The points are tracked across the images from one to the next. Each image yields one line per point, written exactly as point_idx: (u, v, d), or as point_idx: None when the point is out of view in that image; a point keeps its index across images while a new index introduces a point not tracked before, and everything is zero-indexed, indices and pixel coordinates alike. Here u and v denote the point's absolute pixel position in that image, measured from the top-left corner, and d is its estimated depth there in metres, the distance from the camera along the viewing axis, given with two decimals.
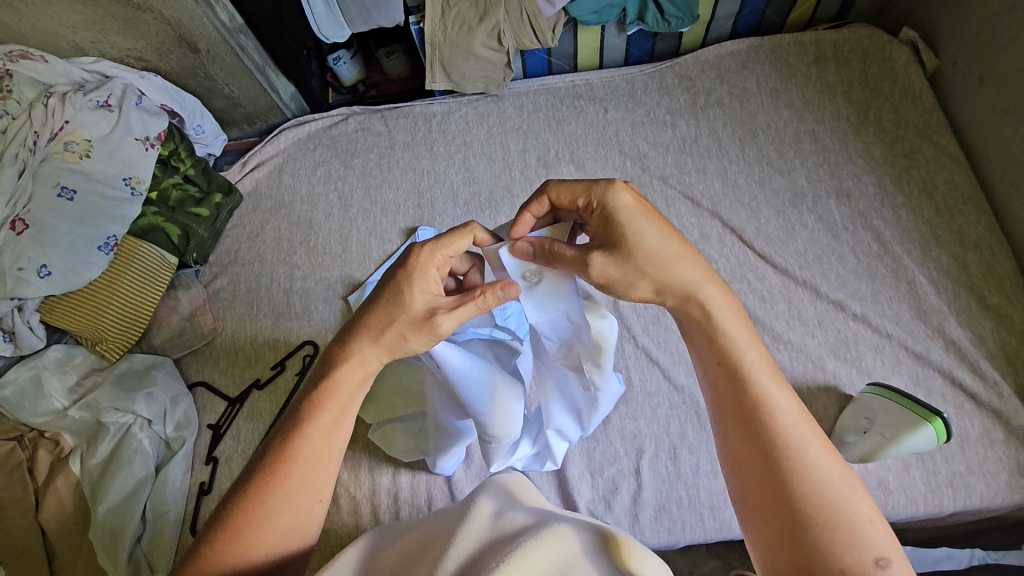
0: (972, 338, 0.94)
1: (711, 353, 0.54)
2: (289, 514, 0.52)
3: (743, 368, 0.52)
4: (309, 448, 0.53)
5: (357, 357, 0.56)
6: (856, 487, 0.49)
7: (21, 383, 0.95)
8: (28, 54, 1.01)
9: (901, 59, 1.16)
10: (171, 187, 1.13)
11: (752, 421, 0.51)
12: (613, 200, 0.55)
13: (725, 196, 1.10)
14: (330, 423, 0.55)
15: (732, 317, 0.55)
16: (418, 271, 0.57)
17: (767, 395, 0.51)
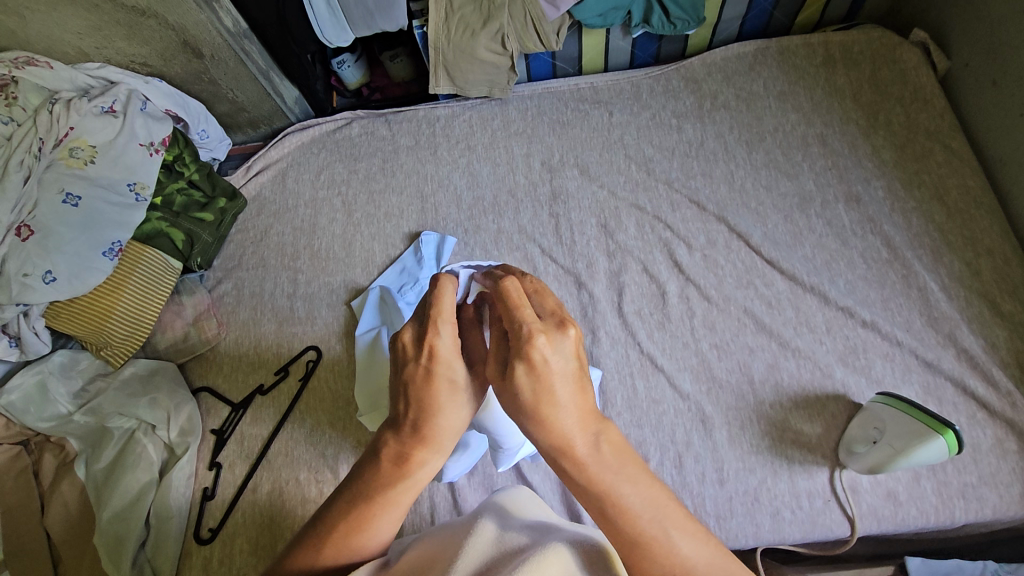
0: (984, 346, 0.92)
1: (587, 495, 0.47)
2: None
3: (620, 508, 0.46)
4: (369, 536, 0.51)
5: (428, 461, 0.51)
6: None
7: (27, 388, 0.96)
8: (34, 61, 1.02)
9: (912, 61, 1.14)
10: (175, 192, 1.13)
11: (641, 558, 0.46)
12: (517, 362, 0.46)
13: (731, 200, 1.09)
14: (396, 517, 0.52)
15: (603, 455, 0.47)
16: (450, 352, 0.50)
17: (651, 533, 0.46)
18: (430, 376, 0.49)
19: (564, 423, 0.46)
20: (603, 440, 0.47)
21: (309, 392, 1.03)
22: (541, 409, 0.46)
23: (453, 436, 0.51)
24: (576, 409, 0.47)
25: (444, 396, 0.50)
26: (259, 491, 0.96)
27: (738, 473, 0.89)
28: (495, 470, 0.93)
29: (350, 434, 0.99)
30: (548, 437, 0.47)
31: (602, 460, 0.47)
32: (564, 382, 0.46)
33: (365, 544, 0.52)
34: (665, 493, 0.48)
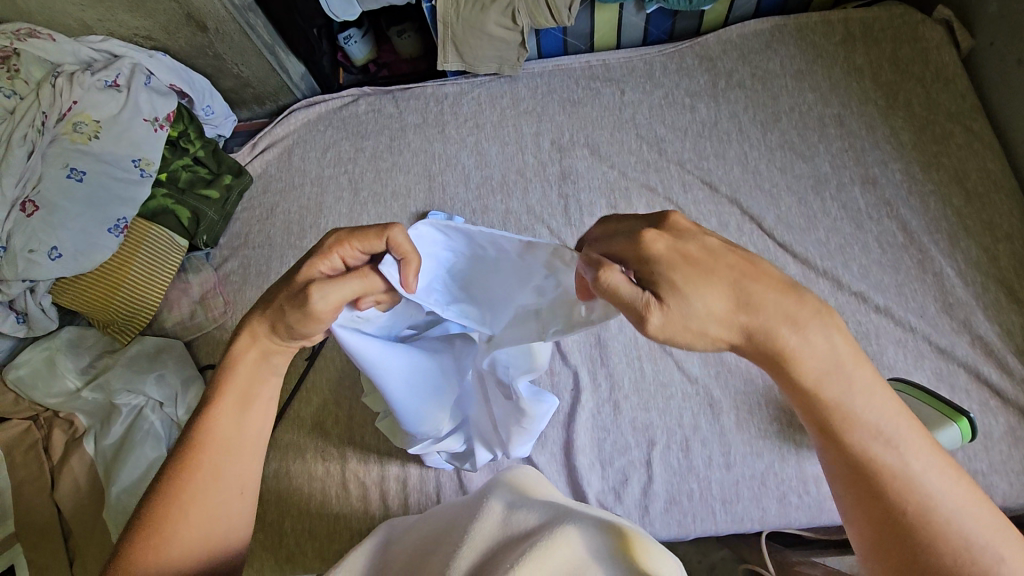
0: (1000, 333, 0.91)
1: (811, 411, 0.44)
2: (207, 495, 0.52)
3: (855, 426, 0.43)
4: (210, 434, 0.53)
5: (250, 337, 0.56)
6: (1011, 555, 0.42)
7: (35, 363, 0.97)
8: (36, 32, 1.00)
9: (934, 39, 1.11)
10: (180, 169, 1.12)
11: (864, 482, 0.44)
12: (658, 268, 0.44)
13: (745, 182, 1.07)
14: (234, 406, 0.54)
15: (850, 386, 0.43)
16: (319, 253, 0.55)
17: (903, 480, 0.43)
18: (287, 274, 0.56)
19: (799, 348, 0.42)
20: (835, 343, 0.42)
21: (316, 372, 1.03)
22: (756, 334, 0.42)
23: (248, 395, 0.55)
24: (791, 311, 0.42)
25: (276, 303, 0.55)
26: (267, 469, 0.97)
27: (745, 457, 0.89)
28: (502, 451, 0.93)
29: (356, 414, 0.99)
30: (730, 344, 0.43)
31: (840, 375, 0.42)
32: (743, 287, 0.42)
33: (210, 445, 0.53)
34: (928, 443, 0.44)
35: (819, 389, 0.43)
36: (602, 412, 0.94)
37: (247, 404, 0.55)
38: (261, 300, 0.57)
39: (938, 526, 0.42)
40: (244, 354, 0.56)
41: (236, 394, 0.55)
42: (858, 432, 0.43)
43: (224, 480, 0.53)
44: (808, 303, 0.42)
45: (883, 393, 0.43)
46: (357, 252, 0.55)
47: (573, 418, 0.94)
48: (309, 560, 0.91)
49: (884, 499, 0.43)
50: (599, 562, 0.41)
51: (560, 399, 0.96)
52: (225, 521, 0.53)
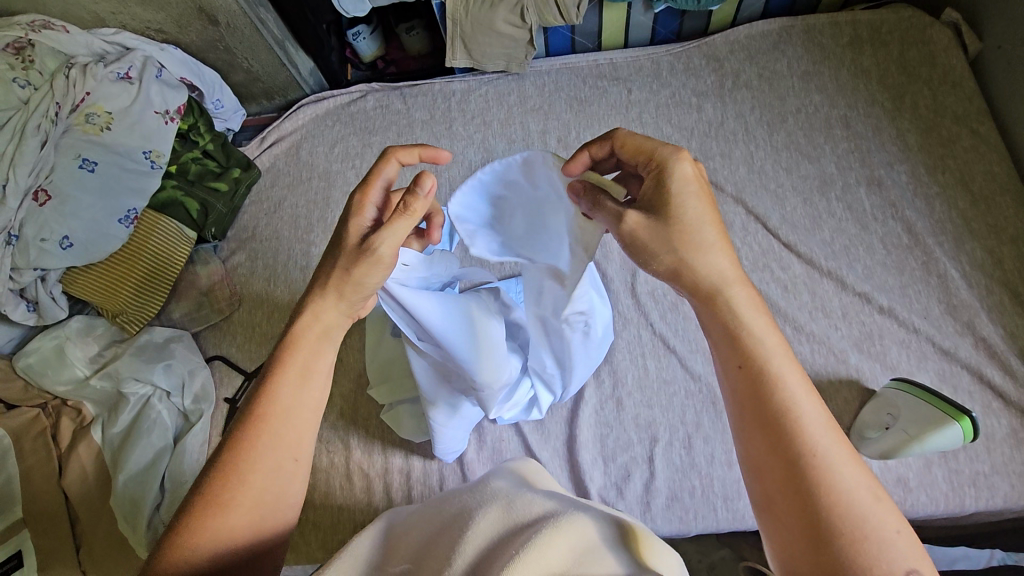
0: (1003, 335, 0.91)
1: (733, 352, 0.53)
2: (270, 461, 0.54)
3: (767, 367, 0.52)
4: (276, 404, 0.56)
5: (313, 315, 0.60)
6: (889, 522, 0.47)
7: (44, 352, 0.98)
8: (50, 24, 1.01)
9: (942, 42, 1.11)
10: (190, 161, 1.13)
11: (778, 424, 0.50)
12: (669, 175, 0.57)
13: (750, 182, 1.07)
14: (298, 379, 0.57)
15: (764, 338, 0.53)
16: (354, 207, 0.61)
17: (805, 427, 0.49)
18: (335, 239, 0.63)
19: (718, 269, 0.56)
20: (753, 300, 0.56)
21: None
22: (704, 276, 0.56)
23: (306, 372, 0.58)
24: (723, 266, 0.56)
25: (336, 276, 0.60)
26: None
27: None
28: (505, 445, 0.94)
29: (360, 406, 1.00)
30: (676, 258, 0.56)
31: (756, 328, 0.54)
32: (703, 227, 0.57)
33: (274, 415, 0.55)
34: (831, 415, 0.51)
35: (747, 333, 0.54)
36: (605, 407, 0.94)
37: (304, 380, 0.58)
38: (314, 278, 0.62)
39: (830, 480, 0.47)
40: (307, 328, 0.60)
41: (296, 369, 0.58)
42: (775, 381, 0.51)
43: (284, 446, 0.55)
44: (736, 263, 0.57)
45: (789, 353, 0.53)
46: (383, 189, 0.62)
47: (576, 414, 0.94)
48: (312, 549, 0.92)
49: (785, 446, 0.49)
50: (607, 554, 0.41)
51: (563, 394, 0.96)
52: (277, 498, 0.54)
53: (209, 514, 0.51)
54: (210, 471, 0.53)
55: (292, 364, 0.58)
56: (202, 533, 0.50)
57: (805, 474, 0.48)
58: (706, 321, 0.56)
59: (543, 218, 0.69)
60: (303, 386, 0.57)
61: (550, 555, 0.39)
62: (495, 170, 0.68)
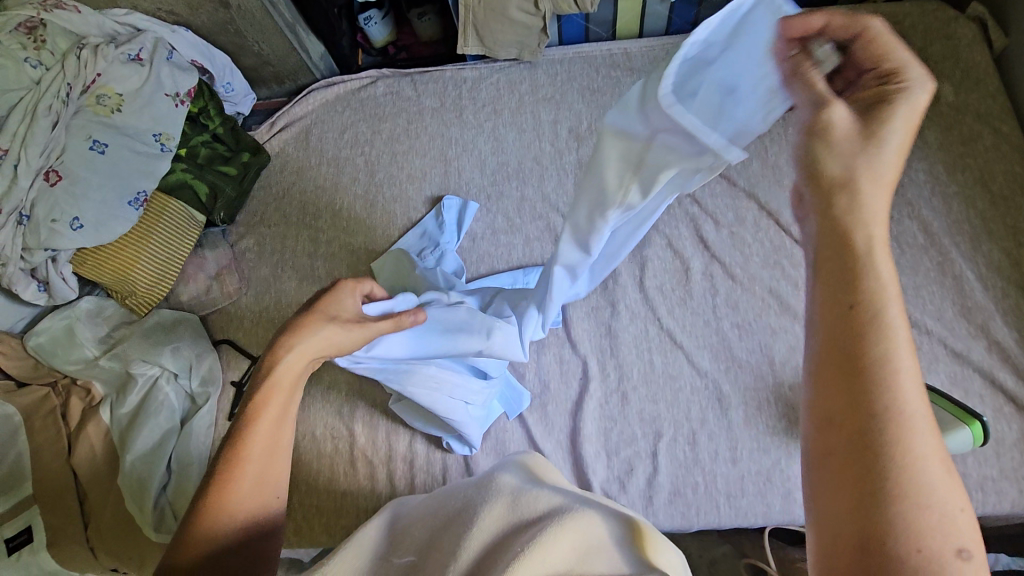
0: (1018, 339, 0.90)
1: (840, 258, 0.41)
2: (268, 475, 0.53)
3: (879, 283, 0.40)
4: (270, 420, 0.54)
5: (304, 337, 0.60)
6: (971, 533, 0.35)
7: (54, 331, 1.00)
8: (62, 4, 1.00)
9: (966, 37, 1.08)
10: (200, 145, 1.13)
11: (874, 356, 0.38)
12: (873, 94, 0.49)
13: (764, 177, 1.05)
14: (290, 396, 0.57)
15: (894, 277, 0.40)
16: (341, 291, 0.67)
17: (902, 365, 0.37)
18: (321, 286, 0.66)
19: (868, 170, 0.44)
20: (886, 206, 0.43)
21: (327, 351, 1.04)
22: (846, 172, 0.44)
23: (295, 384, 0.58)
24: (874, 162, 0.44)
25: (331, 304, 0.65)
26: None
27: (752, 452, 0.89)
28: (508, 436, 0.94)
29: (365, 393, 1.00)
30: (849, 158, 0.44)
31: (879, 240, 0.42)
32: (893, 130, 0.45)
33: (269, 429, 0.54)
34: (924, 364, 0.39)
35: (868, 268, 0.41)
36: (610, 401, 0.94)
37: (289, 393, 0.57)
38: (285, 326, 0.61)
39: (911, 458, 0.36)
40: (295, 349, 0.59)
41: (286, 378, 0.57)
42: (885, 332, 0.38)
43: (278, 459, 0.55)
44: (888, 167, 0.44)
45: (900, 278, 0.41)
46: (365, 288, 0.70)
47: (581, 407, 0.94)
48: (315, 534, 0.92)
49: (870, 402, 0.37)
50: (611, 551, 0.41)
51: (568, 387, 0.96)
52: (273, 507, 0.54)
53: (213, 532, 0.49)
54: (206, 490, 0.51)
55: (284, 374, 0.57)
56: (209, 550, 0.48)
57: (883, 453, 0.36)
58: (819, 247, 0.43)
59: (740, 83, 0.59)
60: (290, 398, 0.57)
61: (550, 553, 0.39)
62: (699, 40, 0.57)
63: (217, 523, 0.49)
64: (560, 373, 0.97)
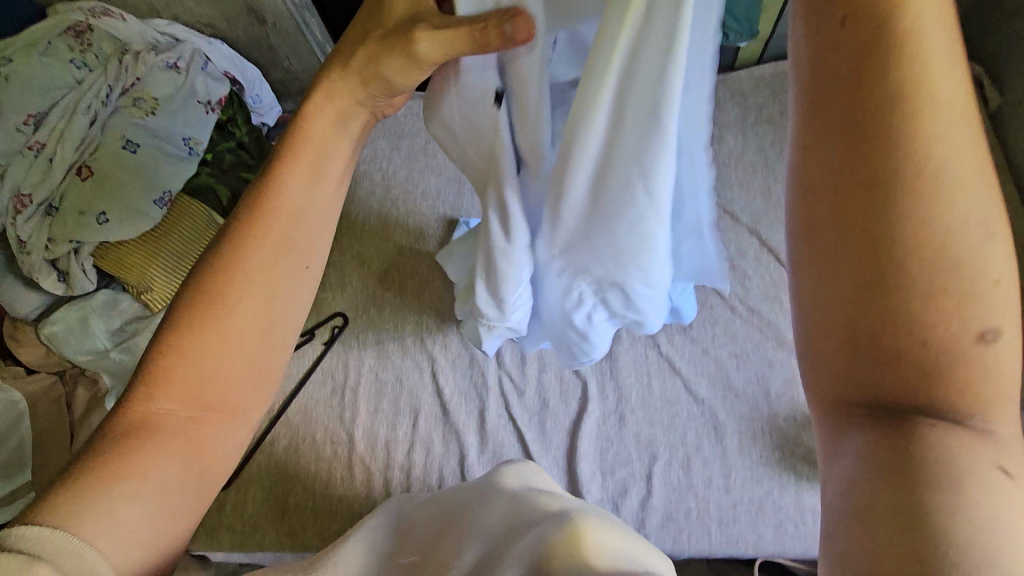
0: None
1: (865, 255, 0.28)
2: (215, 369, 0.45)
3: (923, 149, 0.27)
4: (227, 297, 0.46)
5: (287, 184, 0.48)
6: (1012, 326, 0.28)
7: (69, 321, 1.01)
8: (109, 11, 1.06)
9: None
10: (225, 152, 1.17)
11: (899, 358, 0.28)
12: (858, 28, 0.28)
13: (766, 214, 1.09)
14: (265, 272, 0.47)
15: (950, 126, 0.27)
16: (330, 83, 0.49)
17: (956, 317, 0.27)
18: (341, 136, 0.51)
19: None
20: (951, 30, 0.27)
21: (333, 357, 1.06)
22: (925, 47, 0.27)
23: (271, 324, 0.47)
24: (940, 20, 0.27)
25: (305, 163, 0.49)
26: (277, 445, 1.00)
27: (745, 481, 0.90)
28: (506, 450, 0.96)
29: (367, 400, 1.02)
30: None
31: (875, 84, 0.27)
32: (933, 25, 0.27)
33: (218, 304, 0.45)
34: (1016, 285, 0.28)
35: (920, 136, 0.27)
36: (608, 422, 0.96)
37: (268, 332, 0.47)
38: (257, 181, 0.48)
39: (922, 447, 0.29)
40: (271, 204, 0.48)
41: (262, 301, 0.47)
42: (952, 243, 0.27)
43: (225, 338, 0.45)
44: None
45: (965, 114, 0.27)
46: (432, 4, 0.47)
47: (579, 425, 0.96)
48: (308, 537, 0.93)
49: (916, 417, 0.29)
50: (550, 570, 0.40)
51: (567, 405, 0.98)
52: (225, 376, 0.45)
53: (148, 416, 0.43)
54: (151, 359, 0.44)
55: (246, 299, 0.46)
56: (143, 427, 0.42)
57: (908, 377, 0.29)
58: (843, 182, 0.28)
59: None
60: (264, 347, 0.47)
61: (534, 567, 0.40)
62: None
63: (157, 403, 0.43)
64: (560, 392, 0.99)
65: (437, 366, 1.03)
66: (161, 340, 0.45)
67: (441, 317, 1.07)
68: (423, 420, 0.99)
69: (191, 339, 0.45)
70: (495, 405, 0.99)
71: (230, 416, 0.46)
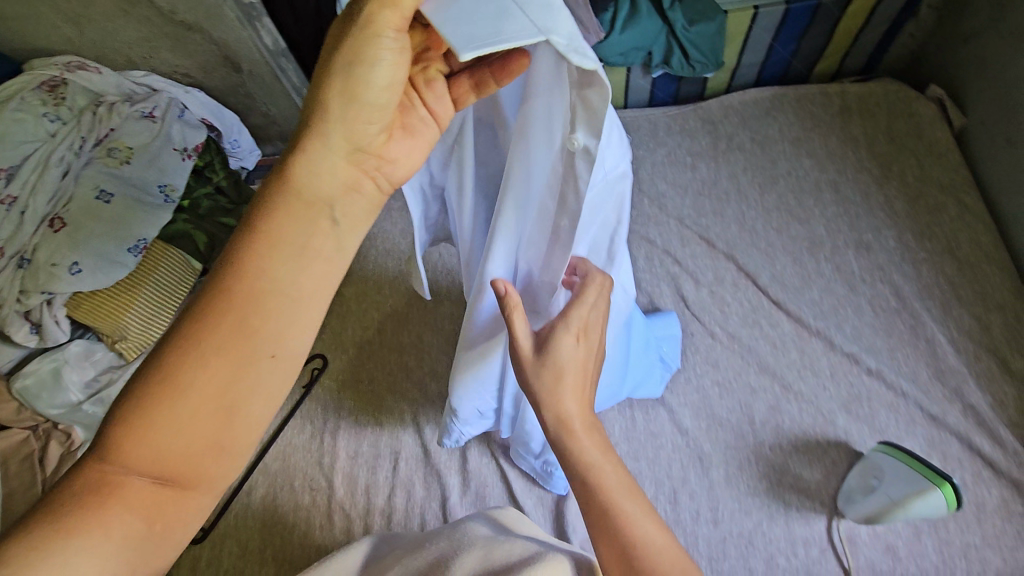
0: (992, 403, 0.91)
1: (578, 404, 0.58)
2: (162, 468, 0.42)
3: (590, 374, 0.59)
4: (187, 381, 0.42)
5: (284, 264, 0.45)
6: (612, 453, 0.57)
7: (41, 374, 0.99)
8: (84, 65, 1.08)
9: (928, 114, 1.15)
10: (202, 197, 1.18)
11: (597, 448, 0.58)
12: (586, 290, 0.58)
13: (741, 240, 1.10)
14: (237, 360, 0.44)
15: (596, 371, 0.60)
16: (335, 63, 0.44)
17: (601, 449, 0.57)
18: (320, 218, 0.46)
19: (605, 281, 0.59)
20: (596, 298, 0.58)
21: (312, 401, 1.04)
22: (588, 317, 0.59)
23: (233, 409, 0.44)
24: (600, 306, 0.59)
25: (295, 241, 0.45)
26: (254, 494, 0.97)
27: (733, 514, 0.88)
28: (489, 490, 0.94)
29: (348, 443, 1.00)
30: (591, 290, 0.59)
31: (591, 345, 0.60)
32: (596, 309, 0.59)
33: (180, 395, 0.42)
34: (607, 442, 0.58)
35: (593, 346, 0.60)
36: None
37: (230, 419, 0.43)
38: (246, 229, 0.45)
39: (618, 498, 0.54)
40: (259, 278, 0.44)
41: (214, 386, 0.43)
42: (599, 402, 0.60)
43: (188, 437, 0.42)
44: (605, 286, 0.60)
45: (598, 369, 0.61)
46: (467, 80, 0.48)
47: None
48: None
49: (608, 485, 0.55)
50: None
51: None
52: (178, 480, 0.42)
53: (80, 513, 0.39)
54: (99, 441, 0.42)
55: (201, 384, 0.43)
56: (72, 542, 0.38)
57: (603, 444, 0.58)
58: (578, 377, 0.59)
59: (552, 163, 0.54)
60: (225, 428, 0.43)
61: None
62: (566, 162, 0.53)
63: (105, 500, 0.40)
64: None
65: (418, 405, 1.01)
66: (109, 429, 0.42)
67: (420, 356, 1.06)
68: (403, 462, 0.97)
69: (140, 430, 0.41)
70: (477, 443, 0.97)
71: (189, 516, 0.44)
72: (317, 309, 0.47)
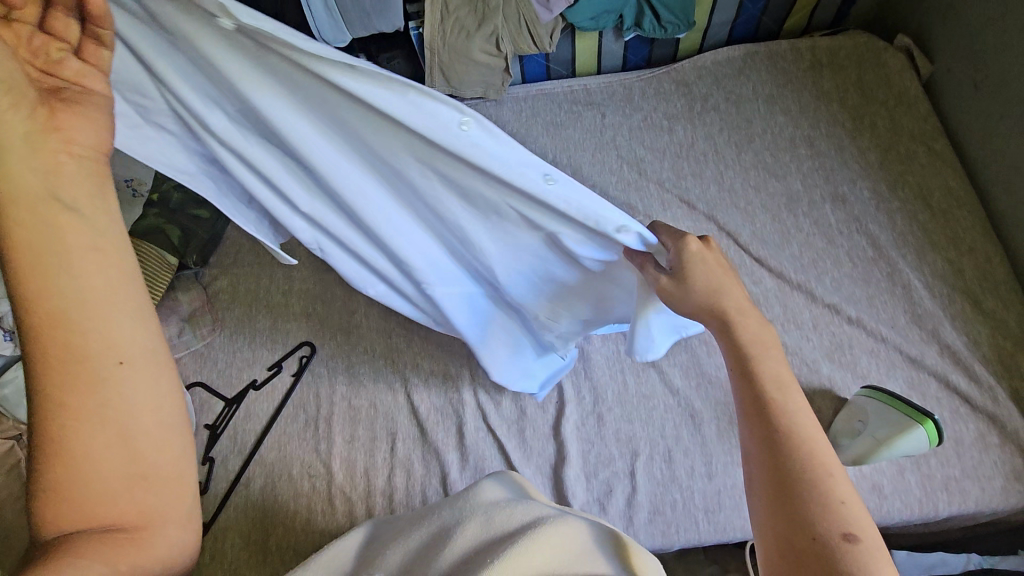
0: (967, 342, 0.95)
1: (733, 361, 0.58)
2: (95, 497, 0.42)
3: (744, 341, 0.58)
4: (59, 430, 0.42)
5: (53, 279, 0.42)
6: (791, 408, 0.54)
7: (20, 382, 0.97)
8: None
9: (896, 65, 1.16)
10: (171, 190, 1.11)
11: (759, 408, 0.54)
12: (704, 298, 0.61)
13: (721, 200, 1.11)
14: (90, 385, 0.42)
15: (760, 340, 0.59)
16: None
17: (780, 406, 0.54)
18: (58, 214, 0.43)
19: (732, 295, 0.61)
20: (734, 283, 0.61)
21: (303, 389, 1.03)
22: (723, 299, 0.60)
23: (127, 427, 0.43)
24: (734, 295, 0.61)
25: (42, 252, 0.42)
26: (252, 485, 0.97)
27: (727, 467, 0.90)
28: (487, 464, 0.95)
29: (343, 428, 0.99)
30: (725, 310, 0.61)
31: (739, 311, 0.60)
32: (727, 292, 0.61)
33: (62, 440, 0.42)
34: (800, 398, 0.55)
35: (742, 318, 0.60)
36: (587, 424, 0.96)
37: (129, 440, 0.43)
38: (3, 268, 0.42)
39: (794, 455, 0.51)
40: (37, 306, 0.42)
41: (92, 418, 0.42)
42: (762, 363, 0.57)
43: (94, 467, 0.42)
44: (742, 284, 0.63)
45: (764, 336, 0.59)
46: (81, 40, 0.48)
47: (559, 429, 0.95)
48: None
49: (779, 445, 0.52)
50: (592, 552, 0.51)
51: (545, 411, 0.98)
52: (120, 501, 0.43)
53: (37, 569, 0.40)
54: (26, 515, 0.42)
55: (84, 424, 0.42)
56: None
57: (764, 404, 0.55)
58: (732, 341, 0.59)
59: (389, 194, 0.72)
60: (128, 441, 0.43)
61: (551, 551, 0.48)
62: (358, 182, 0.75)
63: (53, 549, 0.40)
64: (536, 399, 0.98)
65: (411, 385, 1.01)
66: (32, 511, 0.42)
67: (410, 337, 1.06)
68: (401, 443, 0.98)
69: (51, 484, 0.41)
70: (472, 419, 0.98)
71: (157, 523, 0.45)
72: (138, 295, 0.46)
